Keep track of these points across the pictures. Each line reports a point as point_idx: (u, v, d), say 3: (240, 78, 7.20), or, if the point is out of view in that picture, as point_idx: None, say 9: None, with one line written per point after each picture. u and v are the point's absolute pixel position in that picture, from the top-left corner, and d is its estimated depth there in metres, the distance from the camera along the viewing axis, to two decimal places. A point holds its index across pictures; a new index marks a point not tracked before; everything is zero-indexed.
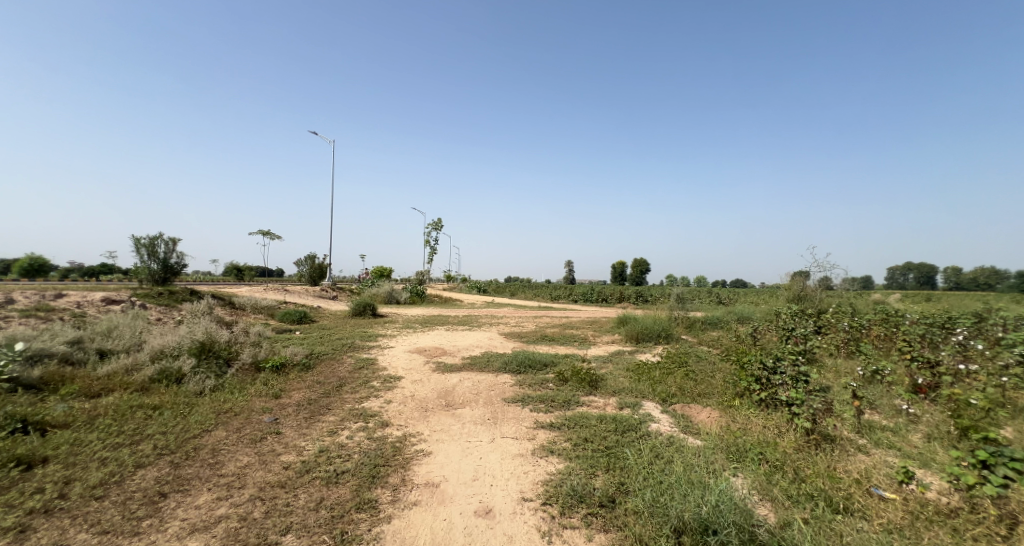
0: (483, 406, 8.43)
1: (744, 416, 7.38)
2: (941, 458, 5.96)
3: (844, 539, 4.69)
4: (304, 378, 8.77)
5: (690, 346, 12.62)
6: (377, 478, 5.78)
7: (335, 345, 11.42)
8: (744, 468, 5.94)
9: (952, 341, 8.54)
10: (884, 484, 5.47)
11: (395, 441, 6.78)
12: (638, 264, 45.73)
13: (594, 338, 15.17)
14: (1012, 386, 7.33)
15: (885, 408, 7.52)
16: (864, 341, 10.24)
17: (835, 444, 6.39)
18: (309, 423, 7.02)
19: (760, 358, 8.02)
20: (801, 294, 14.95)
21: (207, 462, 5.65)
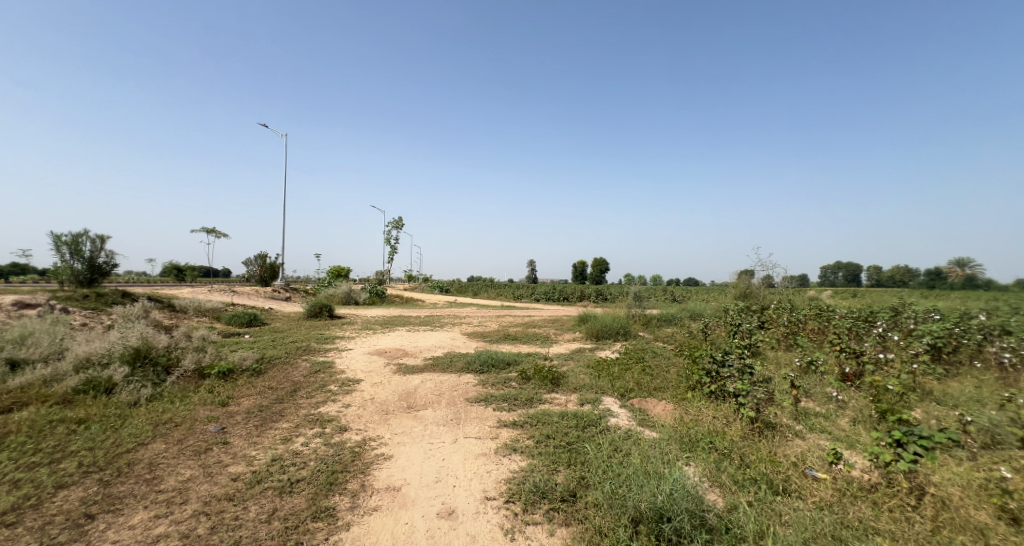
0: (445, 406, 8.28)
1: (696, 408, 7.59)
2: (864, 439, 6.35)
3: (783, 519, 4.89)
4: (254, 384, 8.34)
5: (647, 342, 12.89)
6: (336, 484, 5.56)
7: (288, 348, 10.95)
8: (695, 456, 6.10)
9: (873, 333, 9.16)
10: (818, 466, 5.76)
11: (354, 446, 6.54)
12: (599, 263, 46.38)
13: (555, 336, 15.26)
14: (922, 371, 7.95)
15: (818, 396, 7.90)
16: (801, 334, 10.81)
17: (776, 431, 6.69)
18: (260, 432, 6.67)
19: (711, 353, 8.27)
20: (747, 292, 15.56)
21: (142, 478, 5.24)
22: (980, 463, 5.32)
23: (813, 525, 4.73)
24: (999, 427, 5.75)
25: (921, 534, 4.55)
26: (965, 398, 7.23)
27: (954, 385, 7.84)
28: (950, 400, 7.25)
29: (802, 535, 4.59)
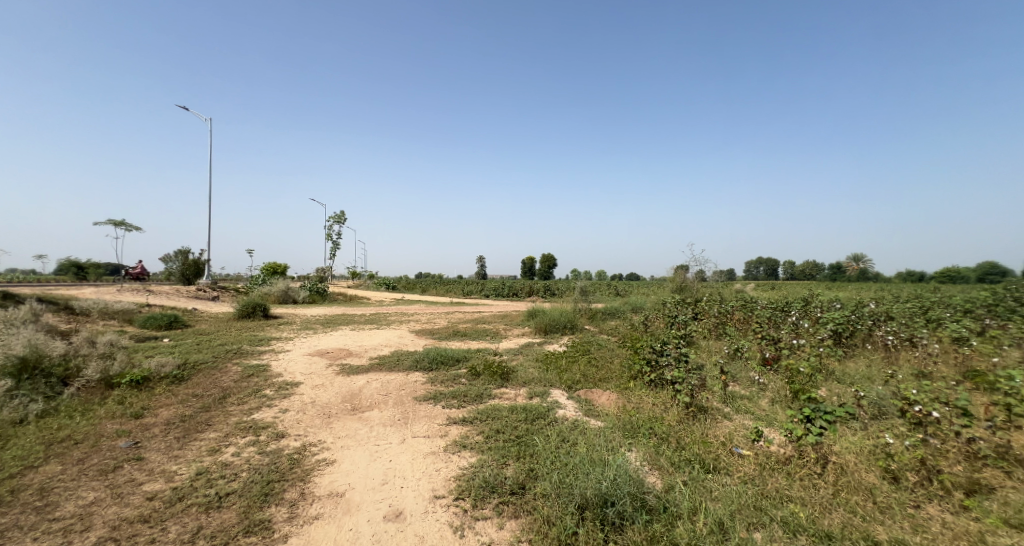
0: (393, 406, 7.96)
1: (637, 396, 7.73)
2: (781, 417, 6.78)
3: (713, 494, 5.07)
4: (174, 393, 7.63)
5: (592, 336, 13.07)
6: (271, 495, 5.15)
7: (216, 352, 10.15)
8: (636, 442, 6.19)
9: (788, 322, 9.87)
10: (743, 444, 6.00)
11: (292, 453, 6.11)
12: (547, 259, 46.87)
13: (503, 332, 15.17)
14: (827, 354, 8.64)
15: (743, 381, 8.33)
16: (729, 324, 11.40)
17: (708, 414, 6.97)
18: (182, 444, 6.09)
19: (650, 343, 8.47)
20: (683, 285, 16.17)
21: (33, 506, 4.63)
22: (873, 430, 5.97)
23: (739, 497, 4.96)
24: (884, 400, 6.57)
25: (825, 498, 4.90)
26: (863, 377, 7.88)
27: (853, 365, 8.53)
28: (849, 378, 7.87)
29: (729, 508, 4.82)
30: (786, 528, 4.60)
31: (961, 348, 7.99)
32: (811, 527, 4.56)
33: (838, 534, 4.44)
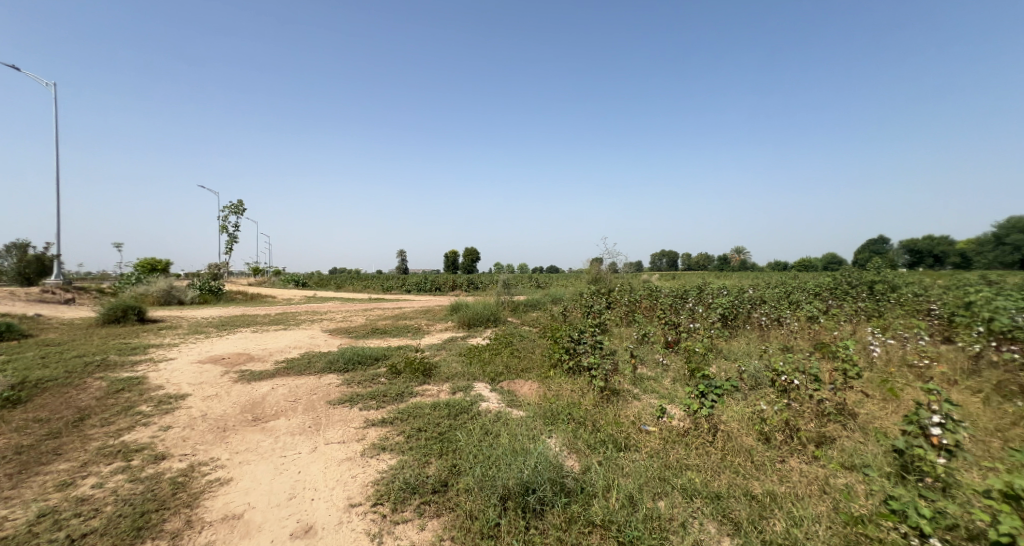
0: (303, 412, 7.16)
1: (558, 384, 7.62)
2: (681, 393, 7.06)
3: (625, 470, 5.16)
4: (8, 419, 6.26)
5: (514, 328, 12.91)
6: (148, 528, 4.41)
7: (73, 366, 8.56)
8: (555, 428, 6.05)
9: (686, 308, 10.46)
10: (649, 421, 6.14)
11: (175, 477, 5.20)
12: (470, 252, 46.42)
13: (425, 327, 14.56)
14: (718, 335, 9.25)
15: (649, 362, 8.61)
16: (637, 312, 11.84)
17: (620, 396, 7.05)
18: (18, 482, 4.98)
19: (568, 332, 8.41)
20: (597, 277, 16.63)
21: None
22: (752, 398, 6.58)
23: (646, 471, 5.11)
24: (759, 373, 7.31)
25: (715, 462, 5.25)
26: (744, 353, 8.55)
27: (736, 343, 9.25)
28: (732, 354, 8.49)
29: (637, 482, 4.94)
30: (684, 495, 4.81)
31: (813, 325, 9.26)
32: (706, 491, 4.83)
33: (725, 494, 4.77)
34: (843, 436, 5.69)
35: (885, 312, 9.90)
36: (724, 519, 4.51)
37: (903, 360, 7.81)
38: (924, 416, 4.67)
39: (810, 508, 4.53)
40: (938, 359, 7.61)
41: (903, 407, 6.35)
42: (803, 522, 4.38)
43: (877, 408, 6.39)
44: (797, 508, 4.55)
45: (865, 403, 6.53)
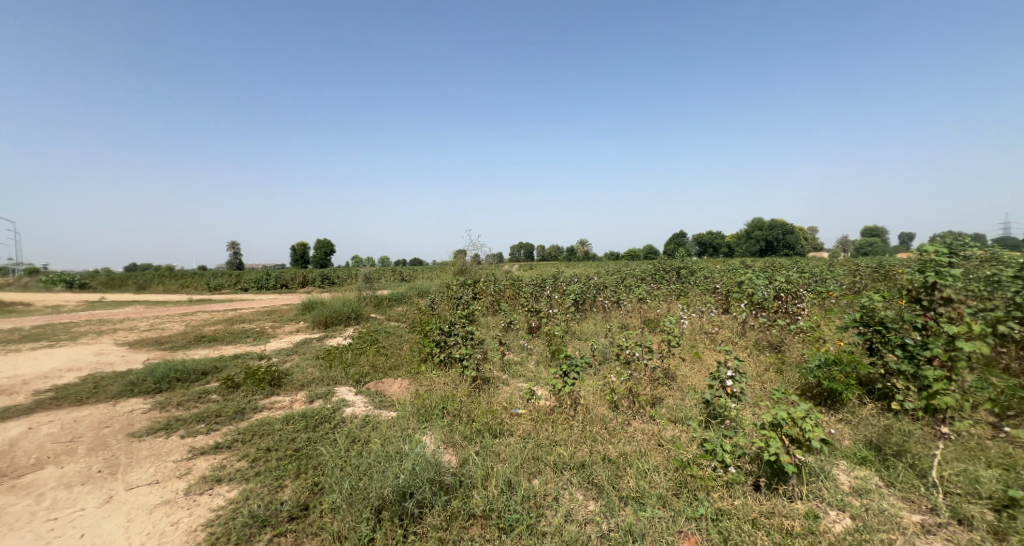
0: (84, 457, 4.26)
1: (429, 379, 6.02)
2: (544, 375, 6.07)
3: (501, 456, 3.90)
4: None
5: (379, 324, 10.87)
6: None
7: None
8: (431, 424, 4.56)
9: (546, 294, 9.70)
10: (520, 403, 4.91)
11: None
12: (323, 245, 41.63)
13: (271, 330, 11.56)
14: (573, 318, 8.59)
15: (516, 348, 7.41)
16: (501, 300, 10.81)
17: (490, 384, 5.83)
18: None
19: (439, 324, 6.92)
20: (463, 269, 15.31)
21: None
22: (603, 372, 5.75)
23: (521, 453, 3.93)
24: (607, 348, 6.47)
25: (575, 434, 4.18)
26: (595, 332, 7.82)
27: (586, 324, 8.57)
28: (585, 334, 7.75)
29: (513, 466, 3.75)
30: (555, 472, 3.77)
31: (643, 304, 9.35)
32: (573, 461, 3.85)
33: (590, 462, 3.83)
34: (670, 396, 5.12)
35: (688, 291, 10.69)
36: (589, 486, 3.62)
37: (699, 328, 8.19)
38: (721, 370, 4.50)
39: (652, 462, 3.78)
40: (721, 327, 8.24)
41: (707, 366, 6.15)
42: (650, 475, 3.65)
43: (687, 367, 6.06)
44: (645, 461, 3.80)
45: (679, 365, 6.15)
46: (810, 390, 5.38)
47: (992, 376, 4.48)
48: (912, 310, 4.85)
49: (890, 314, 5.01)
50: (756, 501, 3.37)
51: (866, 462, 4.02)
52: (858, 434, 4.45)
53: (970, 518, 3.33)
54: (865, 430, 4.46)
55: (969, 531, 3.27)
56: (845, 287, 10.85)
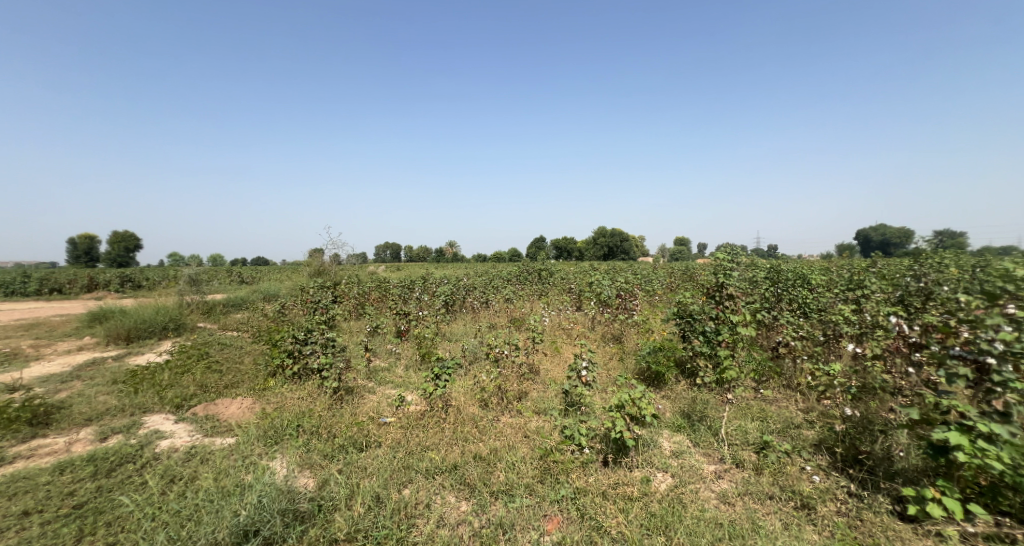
0: None
1: (278, 394, 5.68)
2: (415, 380, 6.35)
3: (368, 470, 4.23)
4: None
5: (210, 335, 9.47)
6: None
7: None
8: (281, 447, 4.61)
9: (414, 296, 9.92)
10: (388, 412, 5.25)
11: None
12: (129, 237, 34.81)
13: (30, 351, 8.93)
14: (441, 319, 8.97)
15: (382, 352, 7.50)
16: (367, 303, 10.60)
17: (355, 393, 5.83)
18: None
19: (294, 331, 6.37)
20: (321, 270, 14.09)
21: None
22: (473, 372, 6.28)
23: (390, 464, 4.30)
24: (478, 348, 7.07)
25: (448, 437, 4.68)
26: (465, 333, 8.35)
27: (456, 325, 9.06)
28: (455, 335, 8.24)
29: (382, 480, 4.08)
30: (427, 477, 4.21)
31: (511, 303, 10.33)
32: (445, 464, 4.33)
33: (462, 462, 4.34)
34: (534, 389, 5.89)
35: (548, 290, 12.00)
36: (461, 485, 4.11)
37: (558, 324, 9.26)
38: (578, 363, 5.28)
39: (519, 454, 4.43)
40: (575, 323, 9.46)
41: (565, 358, 7.15)
42: (516, 466, 4.28)
43: (548, 361, 6.96)
44: (511, 455, 4.42)
45: (542, 359, 7.03)
46: (643, 373, 6.67)
47: (752, 353, 6.14)
48: (708, 304, 6.22)
49: (696, 308, 6.39)
50: (606, 475, 4.19)
51: (681, 428, 5.15)
52: (676, 406, 5.65)
53: (741, 461, 4.47)
54: (679, 403, 5.67)
55: (742, 470, 4.39)
56: (665, 286, 13.31)
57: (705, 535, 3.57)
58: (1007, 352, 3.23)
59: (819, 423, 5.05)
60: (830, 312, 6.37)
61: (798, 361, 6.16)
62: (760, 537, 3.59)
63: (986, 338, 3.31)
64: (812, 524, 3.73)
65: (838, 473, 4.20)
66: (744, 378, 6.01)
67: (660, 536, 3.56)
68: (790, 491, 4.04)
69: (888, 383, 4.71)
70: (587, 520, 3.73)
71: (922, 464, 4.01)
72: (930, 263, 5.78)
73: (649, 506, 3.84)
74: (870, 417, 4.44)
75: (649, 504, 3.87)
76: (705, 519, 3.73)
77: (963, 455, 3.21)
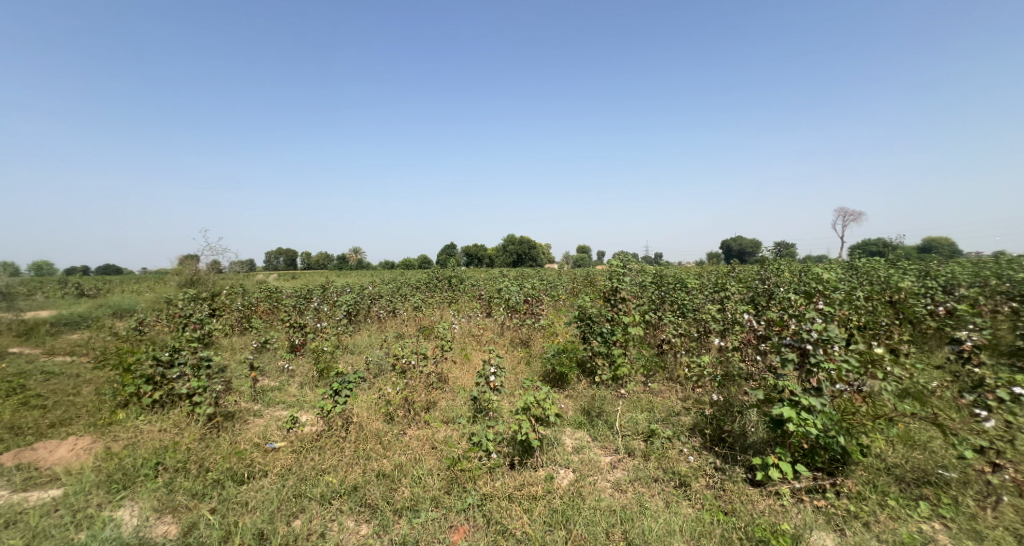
0: None
1: (131, 429, 4.68)
2: (310, 397, 5.87)
3: (249, 505, 3.82)
4: None
5: (27, 362, 7.33)
6: None
7: None
8: (132, 491, 3.95)
9: (311, 307, 9.40)
10: (277, 436, 4.75)
11: None
12: None
13: None
14: (343, 332, 8.50)
15: (272, 371, 6.80)
16: (255, 317, 9.50)
17: (235, 419, 5.12)
18: None
19: (154, 353, 5.25)
20: (193, 280, 10.95)
21: None
22: (378, 385, 6.11)
23: (278, 495, 3.94)
24: (383, 360, 7.00)
25: (349, 456, 4.42)
26: (369, 345, 8.20)
27: (360, 337, 8.82)
28: (358, 346, 8.05)
29: (267, 514, 3.74)
30: (321, 504, 3.93)
31: (417, 311, 10.27)
32: (344, 487, 4.08)
33: (363, 482, 4.13)
34: (443, 398, 5.90)
35: (459, 298, 12.03)
36: (362, 508, 3.92)
37: (468, 331, 9.40)
38: (487, 369, 5.48)
39: (426, 467, 4.32)
40: (484, 329, 9.66)
41: (474, 365, 7.27)
42: (423, 480, 4.17)
43: (457, 369, 6.99)
44: (417, 468, 4.30)
45: (451, 367, 7.07)
46: (548, 375, 7.03)
47: (641, 351, 6.75)
48: (605, 306, 6.77)
49: (594, 310, 6.85)
50: (512, 478, 4.20)
51: (581, 425, 5.34)
52: (576, 405, 5.91)
53: (632, 450, 4.74)
54: (580, 401, 5.97)
55: (633, 459, 4.64)
56: (568, 291, 14.13)
57: (601, 523, 3.71)
58: (819, 339, 3.98)
59: (694, 409, 5.48)
60: (702, 311, 7.30)
61: (678, 355, 6.91)
62: (646, 518, 3.76)
63: (805, 329, 4.06)
64: (688, 499, 4.01)
65: (706, 452, 4.61)
66: (635, 373, 6.55)
67: (562, 531, 3.66)
68: (670, 472, 4.32)
69: (744, 370, 5.54)
70: (493, 525, 3.74)
71: (767, 435, 4.64)
72: (771, 269, 7.42)
73: (551, 502, 3.93)
74: (730, 401, 5.14)
75: (552, 501, 3.94)
76: (600, 509, 3.88)
77: (791, 425, 3.79)
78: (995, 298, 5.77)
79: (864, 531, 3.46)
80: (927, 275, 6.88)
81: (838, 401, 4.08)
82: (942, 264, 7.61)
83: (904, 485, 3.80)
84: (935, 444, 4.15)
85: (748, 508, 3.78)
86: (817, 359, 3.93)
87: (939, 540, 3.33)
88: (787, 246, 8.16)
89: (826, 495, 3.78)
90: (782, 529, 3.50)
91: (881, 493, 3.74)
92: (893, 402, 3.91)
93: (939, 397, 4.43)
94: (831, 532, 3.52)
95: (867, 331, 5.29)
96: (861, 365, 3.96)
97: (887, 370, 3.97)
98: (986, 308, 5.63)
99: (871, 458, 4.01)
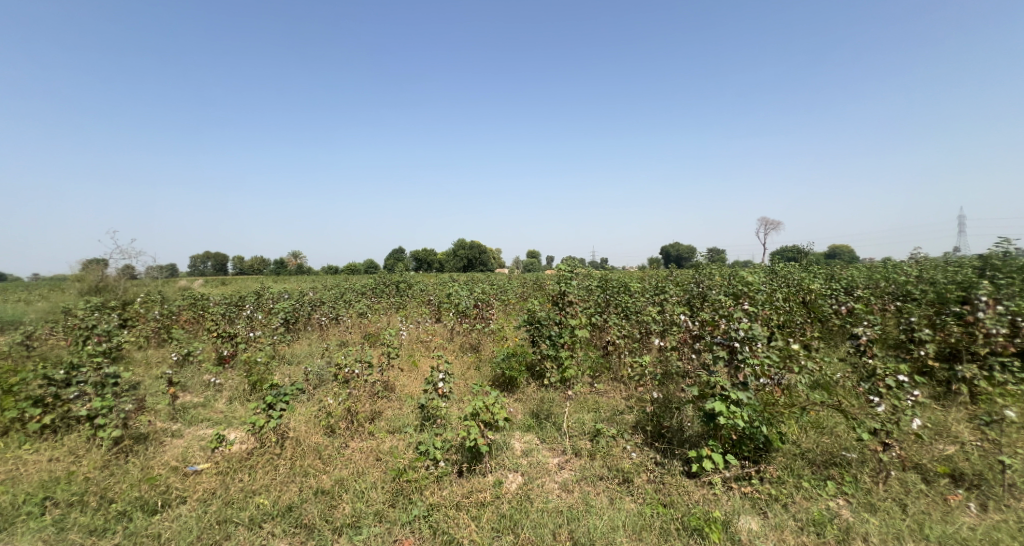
0: None
1: (10, 460, 4.20)
2: (240, 413, 5.55)
3: (162, 537, 3.58)
4: None
5: None
6: None
7: None
8: (8, 534, 3.52)
9: (243, 315, 8.89)
10: (199, 457, 4.46)
11: None
12: None
13: None
14: (281, 341, 8.09)
15: (196, 386, 6.36)
16: (179, 327, 8.81)
17: (148, 441, 4.73)
18: None
19: (45, 372, 4.68)
20: (100, 288, 10.12)
21: None
22: (318, 395, 5.89)
23: (198, 523, 3.71)
24: (324, 370, 6.75)
25: (283, 474, 4.23)
26: (309, 354, 7.90)
27: (298, 346, 8.43)
28: (297, 357, 7.73)
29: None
30: (250, 528, 3.75)
31: (363, 318, 10.02)
32: (277, 508, 3.91)
33: (298, 502, 3.97)
34: (389, 407, 5.78)
35: (406, 303, 11.85)
36: (296, 529, 3.77)
37: (417, 338, 9.26)
38: (434, 375, 5.37)
39: (369, 480, 4.22)
40: (434, 335, 9.56)
41: (422, 373, 7.16)
42: (366, 494, 4.07)
43: (404, 377, 6.88)
44: (359, 482, 4.19)
45: (398, 375, 6.94)
46: (498, 380, 7.06)
47: (587, 352, 6.87)
48: (553, 310, 6.86)
49: (543, 315, 6.94)
50: (459, 486, 4.19)
51: (530, 427, 5.41)
52: (525, 408, 5.98)
53: (579, 450, 4.84)
54: (529, 405, 6.03)
55: (579, 459, 4.74)
56: (517, 295, 14.25)
57: (547, 525, 3.78)
58: (745, 337, 4.23)
59: (637, 406, 5.66)
60: (644, 312, 7.59)
61: (622, 356, 7.14)
62: (591, 517, 3.86)
63: (733, 328, 4.32)
64: (630, 494, 4.16)
65: (647, 447, 4.77)
66: (581, 375, 6.69)
67: (508, 536, 3.70)
68: (614, 469, 4.46)
69: (680, 368, 5.82)
70: (439, 536, 3.70)
71: (702, 429, 4.85)
72: (704, 273, 7.92)
73: (499, 508, 3.95)
74: (668, 398, 5.35)
75: (499, 506, 3.97)
76: (548, 510, 3.94)
77: (721, 418, 4.00)
78: (884, 298, 6.46)
79: (783, 512, 3.74)
80: (832, 278, 7.59)
81: (761, 394, 4.40)
82: (844, 268, 8.47)
83: (815, 467, 4.14)
84: (840, 428, 4.56)
85: (685, 498, 3.97)
86: (744, 356, 4.20)
87: (843, 515, 3.66)
88: (716, 252, 8.76)
89: (753, 482, 4.03)
90: (714, 517, 3.70)
91: (796, 476, 4.06)
92: (805, 392, 4.33)
93: (841, 387, 4.91)
94: (755, 516, 3.77)
95: (783, 330, 5.75)
96: (779, 360, 4.28)
97: (801, 363, 4.34)
98: (878, 307, 6.29)
99: (788, 444, 4.34)
